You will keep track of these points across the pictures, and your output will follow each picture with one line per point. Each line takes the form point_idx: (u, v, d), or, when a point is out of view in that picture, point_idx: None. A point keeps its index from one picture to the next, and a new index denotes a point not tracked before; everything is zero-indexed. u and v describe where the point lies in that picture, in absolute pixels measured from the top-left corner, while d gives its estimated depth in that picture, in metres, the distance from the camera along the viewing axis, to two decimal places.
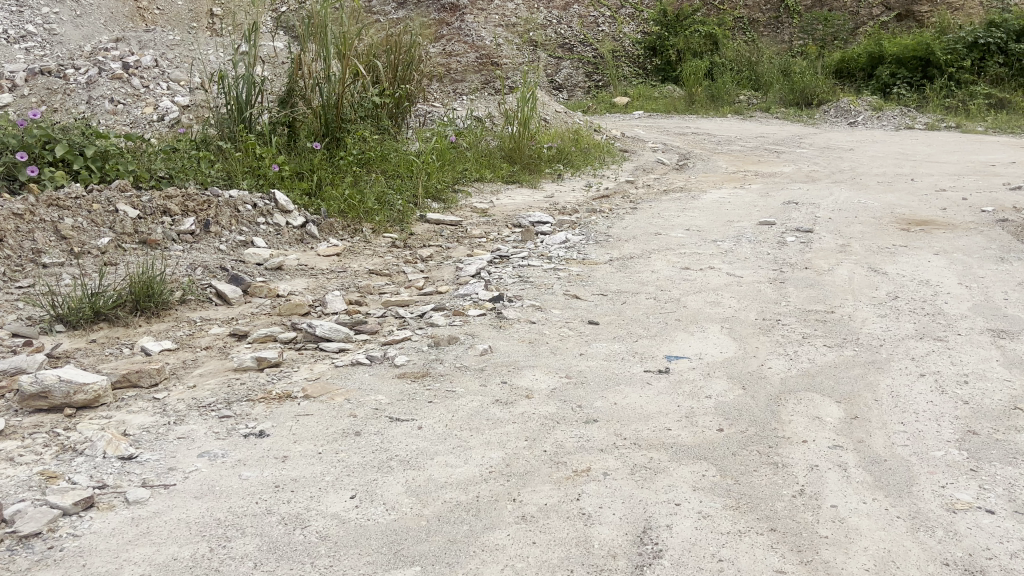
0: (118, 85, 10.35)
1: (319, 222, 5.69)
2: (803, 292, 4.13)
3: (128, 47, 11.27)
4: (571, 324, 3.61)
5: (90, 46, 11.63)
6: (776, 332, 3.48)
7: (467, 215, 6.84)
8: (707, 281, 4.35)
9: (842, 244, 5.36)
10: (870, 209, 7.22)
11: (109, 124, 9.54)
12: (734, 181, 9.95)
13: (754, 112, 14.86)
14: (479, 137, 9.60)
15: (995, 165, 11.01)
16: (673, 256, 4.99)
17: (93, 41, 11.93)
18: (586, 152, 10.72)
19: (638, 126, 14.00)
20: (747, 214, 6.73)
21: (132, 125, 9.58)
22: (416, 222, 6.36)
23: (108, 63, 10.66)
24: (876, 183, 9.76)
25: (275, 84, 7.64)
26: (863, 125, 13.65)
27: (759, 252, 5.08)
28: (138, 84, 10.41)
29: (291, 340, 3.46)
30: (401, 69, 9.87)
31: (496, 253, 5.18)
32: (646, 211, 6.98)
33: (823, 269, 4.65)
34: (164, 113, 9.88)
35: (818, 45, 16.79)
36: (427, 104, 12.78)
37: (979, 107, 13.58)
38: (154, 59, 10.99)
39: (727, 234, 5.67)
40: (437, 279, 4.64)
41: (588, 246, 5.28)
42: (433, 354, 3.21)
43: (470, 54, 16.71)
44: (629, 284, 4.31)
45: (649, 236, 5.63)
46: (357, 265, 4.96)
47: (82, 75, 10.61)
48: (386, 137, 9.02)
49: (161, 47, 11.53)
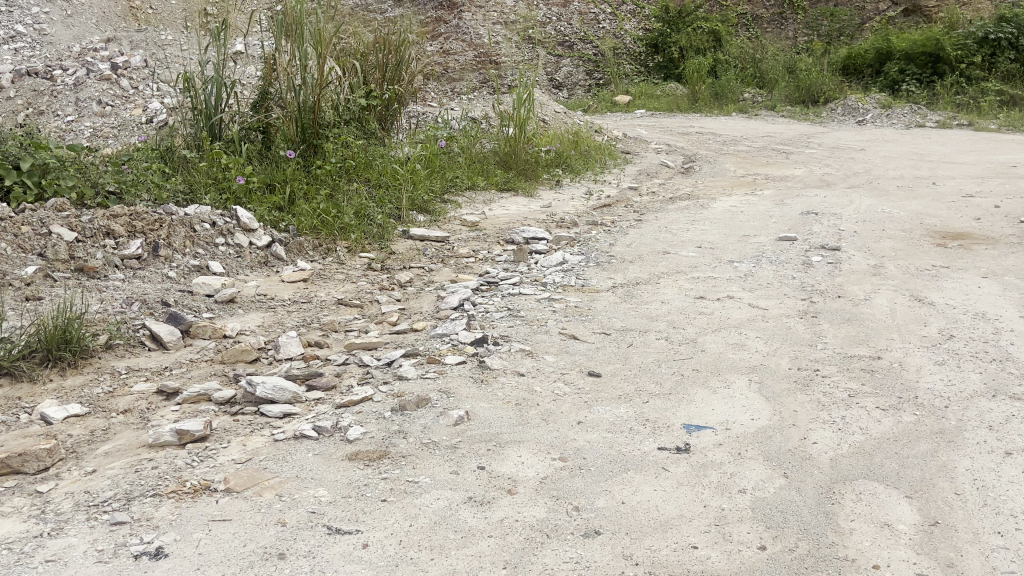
0: (106, 87, 9.82)
1: (287, 242, 5.09)
2: (840, 330, 3.54)
3: (118, 47, 10.72)
4: (568, 376, 3.01)
5: (80, 46, 11.05)
6: (815, 388, 2.89)
7: (456, 230, 6.25)
8: (726, 316, 3.75)
9: (873, 266, 4.76)
10: (893, 219, 6.63)
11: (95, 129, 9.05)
12: (743, 186, 9.35)
13: (760, 112, 14.24)
14: (472, 140, 9.00)
15: (1017, 166, 10.41)
16: (685, 282, 4.39)
17: (83, 41, 11.32)
18: (586, 155, 10.13)
19: (640, 126, 13.40)
20: (762, 226, 6.13)
21: (121, 129, 8.99)
22: (399, 238, 5.76)
23: (96, 64, 10.12)
24: (895, 188, 9.15)
25: (249, 86, 7.05)
26: (872, 123, 13.03)
27: (782, 277, 4.48)
28: (126, 85, 9.90)
29: (229, 401, 2.86)
30: (391, 68, 9.27)
31: (486, 279, 4.58)
32: (652, 224, 6.39)
33: (857, 298, 4.06)
34: (153, 114, 9.11)
35: (823, 41, 16.19)
36: (420, 105, 12.20)
37: (991, 104, 12.97)
38: (143, 59, 10.48)
39: (743, 253, 5.07)
40: (415, 311, 4.04)
41: (588, 269, 4.68)
42: (397, 422, 2.61)
43: (470, 52, 16.11)
44: (636, 320, 3.71)
45: (656, 255, 5.03)
46: (325, 294, 4.36)
47: (70, 76, 10.03)
48: (371, 142, 8.43)
49: (152, 47, 11.06)
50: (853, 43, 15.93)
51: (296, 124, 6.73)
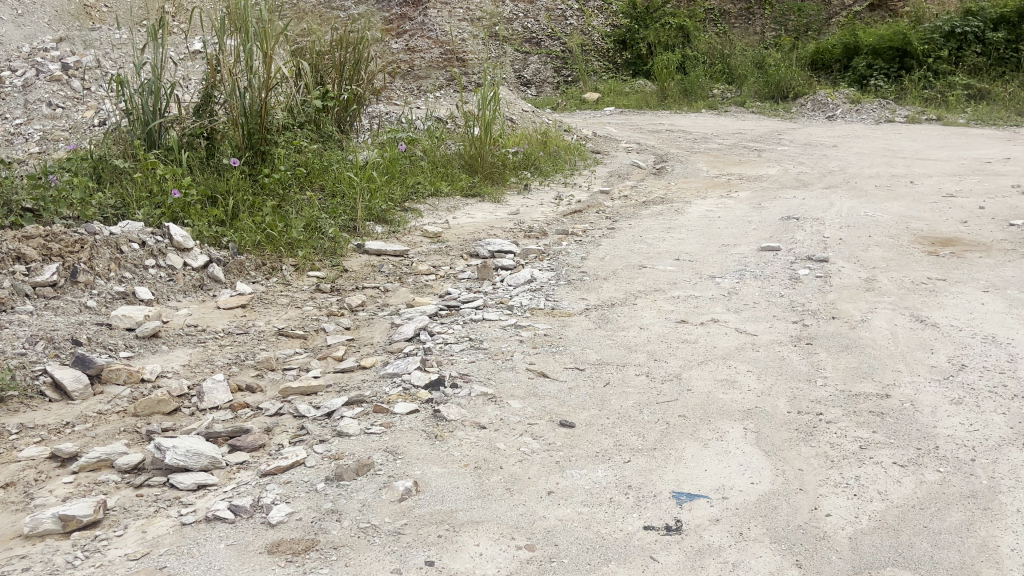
0: (56, 88, 9.28)
1: (227, 261, 4.64)
2: (840, 360, 3.16)
3: (69, 47, 10.18)
4: (535, 426, 2.61)
5: (29, 45, 10.42)
6: (821, 438, 2.50)
7: (416, 242, 5.81)
8: (713, 344, 3.36)
9: (864, 279, 4.40)
10: (876, 223, 6.30)
11: (45, 132, 8.53)
12: (717, 187, 9.02)
13: (729, 108, 13.95)
14: (436, 143, 8.55)
15: (992, 162, 10.17)
16: (664, 302, 4.01)
17: (33, 38, 10.75)
18: (555, 156, 9.74)
19: (609, 124, 13.04)
20: (743, 234, 5.77)
21: (73, 132, 8.31)
22: (353, 253, 5.32)
23: (46, 65, 9.58)
24: (873, 189, 8.85)
25: (192, 89, 6.56)
26: (842, 119, 12.79)
27: (770, 294, 4.11)
28: (78, 86, 9.38)
29: (136, 468, 2.42)
30: (349, 68, 8.81)
31: (447, 301, 4.16)
32: (626, 232, 6.02)
33: (853, 318, 3.70)
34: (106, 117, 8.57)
35: (791, 36, 15.95)
36: (383, 105, 11.75)
37: (959, 99, 12.77)
38: (96, 59, 9.99)
39: (726, 266, 4.69)
40: (365, 343, 3.61)
41: (559, 289, 4.27)
42: (331, 497, 2.20)
43: (437, 49, 15.66)
44: (612, 351, 3.31)
45: (632, 270, 4.65)
46: (265, 323, 3.91)
47: (18, 77, 9.45)
48: (327, 146, 7.98)
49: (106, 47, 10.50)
50: (821, 38, 15.70)
51: (242, 130, 6.25)
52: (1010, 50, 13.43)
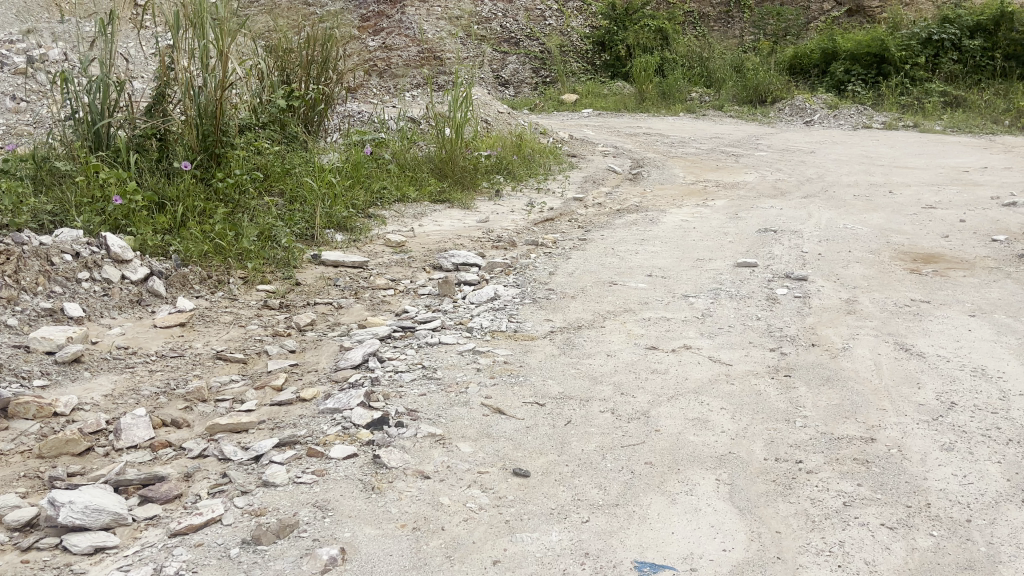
0: (21, 81, 8.92)
1: (169, 273, 4.33)
2: (821, 397, 2.92)
3: (36, 39, 9.82)
4: (485, 475, 2.34)
5: None
6: (801, 492, 2.27)
7: (377, 252, 5.52)
8: (684, 376, 3.11)
9: (845, 301, 4.18)
10: (855, 237, 6.10)
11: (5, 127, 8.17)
12: (694, 194, 8.81)
13: (707, 111, 13.77)
14: (405, 145, 8.26)
15: (970, 171, 10.04)
16: (634, 324, 3.76)
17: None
18: (529, 159, 9.49)
19: (587, 126, 12.82)
20: (718, 247, 5.54)
21: (36, 126, 7.81)
22: (308, 264, 5.03)
23: (12, 57, 9.23)
24: (852, 198, 8.68)
25: (145, 87, 6.21)
26: (820, 125, 12.64)
27: (747, 317, 3.87)
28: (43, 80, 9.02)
29: (28, 524, 2.12)
30: (317, 65, 8.49)
31: (403, 320, 3.88)
32: (598, 244, 5.77)
33: (834, 346, 3.47)
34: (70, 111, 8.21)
35: (770, 40, 15.81)
36: (355, 104, 11.45)
37: (936, 106, 12.66)
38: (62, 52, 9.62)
39: (700, 284, 4.46)
40: (309, 369, 3.33)
41: (523, 308, 4.00)
42: (245, 567, 1.94)
43: (414, 47, 15.33)
44: (576, 382, 3.05)
45: (601, 288, 4.41)
46: (203, 344, 3.61)
47: None
48: (291, 148, 7.67)
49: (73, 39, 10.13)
50: (799, 42, 15.59)
51: (195, 132, 5.89)
52: (986, 58, 13.36)
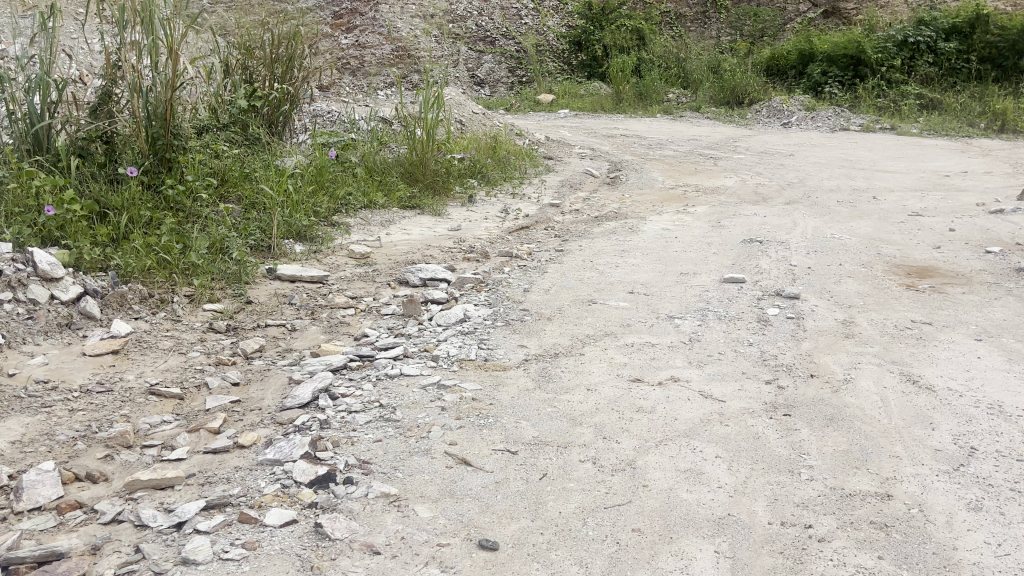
0: None
1: (105, 293, 3.93)
2: (826, 441, 2.60)
3: None
4: (445, 549, 2.01)
5: None
6: (813, 569, 1.96)
7: (339, 265, 5.16)
8: (673, 415, 2.78)
9: (842, 324, 3.88)
10: (843, 248, 5.83)
11: None
12: (674, 200, 8.52)
13: (684, 112, 13.51)
14: (373, 148, 7.88)
15: (952, 175, 9.84)
16: (615, 351, 3.44)
17: None
18: (503, 162, 9.15)
19: (563, 127, 12.51)
20: (702, 261, 5.23)
21: None
22: (263, 280, 4.67)
23: None
24: (836, 205, 8.43)
25: (90, 86, 5.79)
26: (798, 126, 12.42)
27: (738, 342, 3.56)
28: None
29: None
30: (280, 64, 8.09)
31: (361, 347, 3.51)
32: (576, 255, 5.46)
33: (835, 377, 3.16)
34: None
35: (747, 41, 15.60)
36: (325, 103, 11.05)
37: (913, 108, 12.49)
38: None
39: (685, 303, 4.15)
40: (251, 407, 2.97)
41: (494, 332, 3.66)
42: None
43: (387, 45, 14.91)
44: (553, 424, 2.71)
45: (579, 307, 4.09)
46: (135, 376, 3.23)
47: None
48: (253, 151, 7.29)
49: None
50: (776, 44, 15.38)
51: (144, 135, 5.49)
52: (962, 61, 13.20)
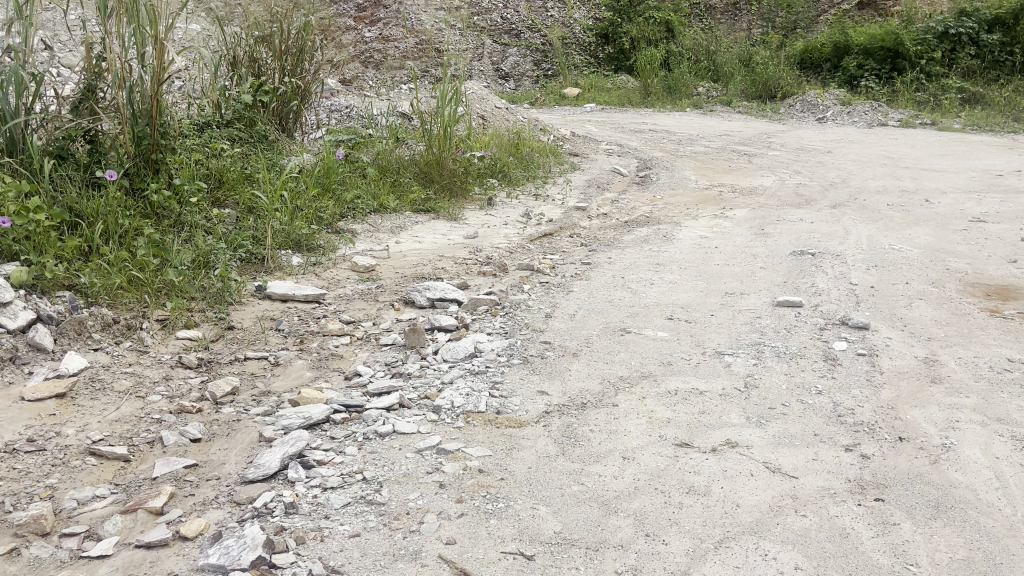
0: None
1: (61, 320, 3.39)
2: (938, 545, 2.02)
3: None
4: None
5: None
6: None
7: (340, 281, 4.62)
8: (734, 500, 2.19)
9: (925, 363, 3.26)
10: (905, 261, 5.18)
11: None
12: (709, 202, 7.90)
13: (714, 106, 12.83)
14: (388, 146, 7.32)
15: (1005, 175, 9.11)
16: (656, 399, 2.85)
17: None
18: (526, 160, 8.56)
19: (589, 121, 11.89)
20: (749, 278, 4.61)
21: None
22: (250, 300, 4.13)
23: None
24: (887, 208, 7.76)
25: (72, 79, 5.26)
26: (833, 122, 11.69)
27: (804, 390, 2.95)
28: None
29: None
30: (290, 57, 7.53)
31: (352, 393, 2.94)
32: (606, 269, 4.87)
33: (931, 441, 2.56)
34: None
35: (780, 34, 14.87)
36: (341, 97, 10.51)
37: (954, 102, 11.73)
38: None
39: (735, 334, 3.56)
40: (207, 475, 2.41)
41: (509, 372, 3.09)
42: None
43: (410, 38, 14.35)
44: (582, 510, 2.15)
45: (612, 339, 3.51)
46: (76, 428, 2.69)
47: None
48: (257, 150, 6.77)
49: None
50: (810, 36, 14.64)
51: (128, 133, 4.95)
52: (1006, 53, 12.41)
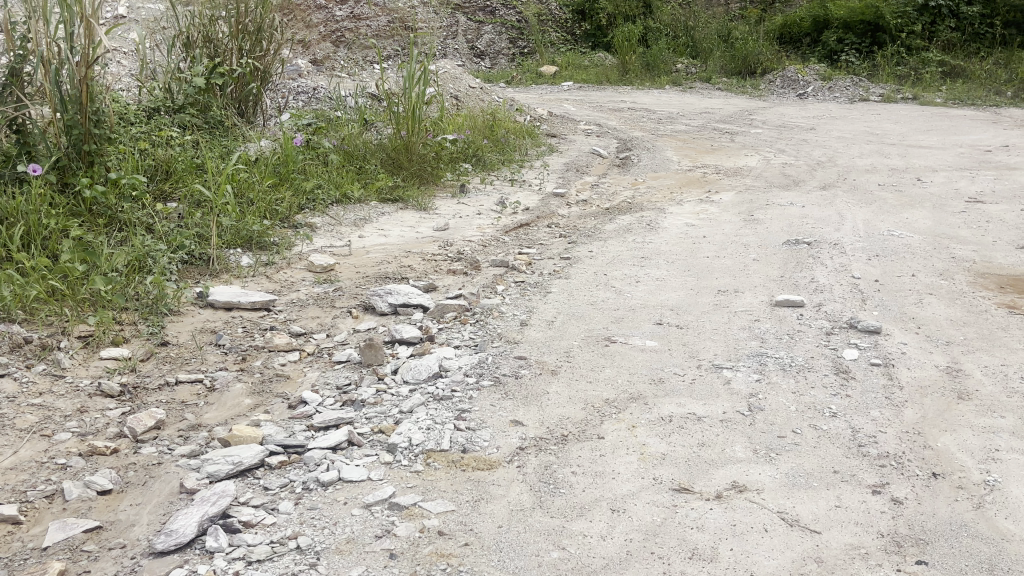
0: None
1: None
2: None
3: None
4: None
5: None
6: None
7: (294, 283, 4.19)
8: (747, 569, 1.82)
9: (948, 374, 2.89)
10: (907, 249, 4.82)
11: None
12: (694, 185, 7.51)
13: (694, 84, 12.40)
14: (353, 130, 6.83)
15: (994, 150, 8.78)
16: (649, 427, 2.46)
17: None
18: (501, 143, 8.12)
19: (567, 100, 11.44)
20: (743, 273, 4.22)
21: None
22: (190, 309, 3.69)
23: None
24: (878, 189, 7.41)
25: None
26: (814, 98, 11.30)
27: (816, 413, 2.57)
28: None
29: None
30: (248, 36, 7.01)
31: (294, 427, 2.53)
32: (587, 265, 4.47)
33: (970, 478, 2.19)
34: None
35: (758, 9, 14.46)
36: (308, 78, 9.99)
37: (934, 76, 11.39)
38: None
39: (733, 342, 3.17)
40: (110, 543, 1.99)
41: (479, 395, 2.68)
42: None
43: (382, 16, 13.77)
44: None
45: (595, 351, 3.11)
46: None
47: None
48: (212, 137, 6.28)
49: None
50: (788, 10, 14.25)
51: (59, 122, 4.46)
52: (986, 26, 12.08)
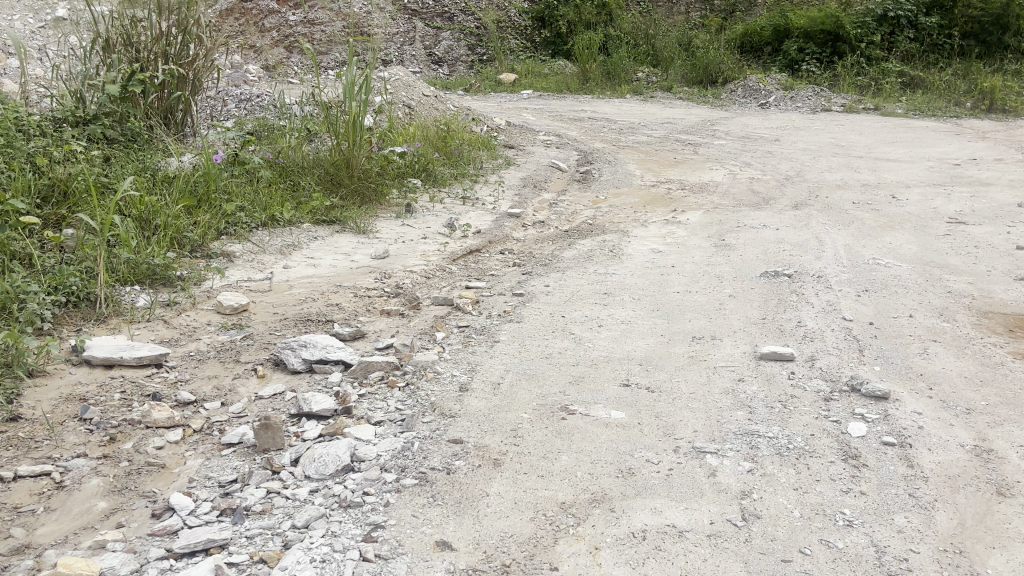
0: None
1: None
2: None
3: None
4: None
5: None
6: None
7: (197, 332, 3.55)
8: None
9: (980, 457, 2.37)
10: (898, 282, 4.32)
11: None
12: (659, 203, 7.00)
13: (655, 93, 11.93)
14: (290, 143, 6.15)
15: (965, 164, 8.40)
16: (617, 552, 1.90)
17: None
18: (452, 155, 7.51)
19: (526, 109, 10.90)
20: (720, 314, 3.68)
21: None
22: (59, 368, 3.03)
23: None
24: (853, 207, 6.95)
25: None
26: (776, 107, 10.89)
27: (827, 522, 2.02)
28: None
29: None
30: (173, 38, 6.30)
31: (148, 556, 1.92)
32: (542, 303, 3.89)
33: None
34: None
35: (719, 18, 14.08)
36: (250, 84, 9.30)
37: (895, 86, 11.05)
38: None
39: (717, 414, 2.60)
40: None
41: (396, 500, 2.09)
42: None
43: (336, 21, 13.10)
44: None
45: (548, 427, 2.51)
46: None
47: None
48: (130, 147, 5.56)
49: None
50: (748, 20, 13.88)
51: None
52: (944, 37, 11.79)
